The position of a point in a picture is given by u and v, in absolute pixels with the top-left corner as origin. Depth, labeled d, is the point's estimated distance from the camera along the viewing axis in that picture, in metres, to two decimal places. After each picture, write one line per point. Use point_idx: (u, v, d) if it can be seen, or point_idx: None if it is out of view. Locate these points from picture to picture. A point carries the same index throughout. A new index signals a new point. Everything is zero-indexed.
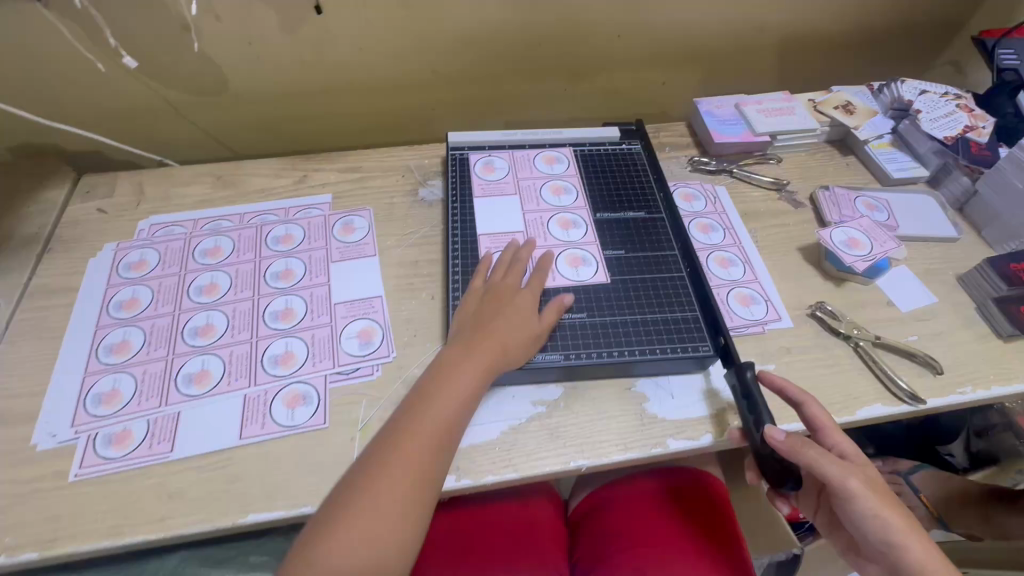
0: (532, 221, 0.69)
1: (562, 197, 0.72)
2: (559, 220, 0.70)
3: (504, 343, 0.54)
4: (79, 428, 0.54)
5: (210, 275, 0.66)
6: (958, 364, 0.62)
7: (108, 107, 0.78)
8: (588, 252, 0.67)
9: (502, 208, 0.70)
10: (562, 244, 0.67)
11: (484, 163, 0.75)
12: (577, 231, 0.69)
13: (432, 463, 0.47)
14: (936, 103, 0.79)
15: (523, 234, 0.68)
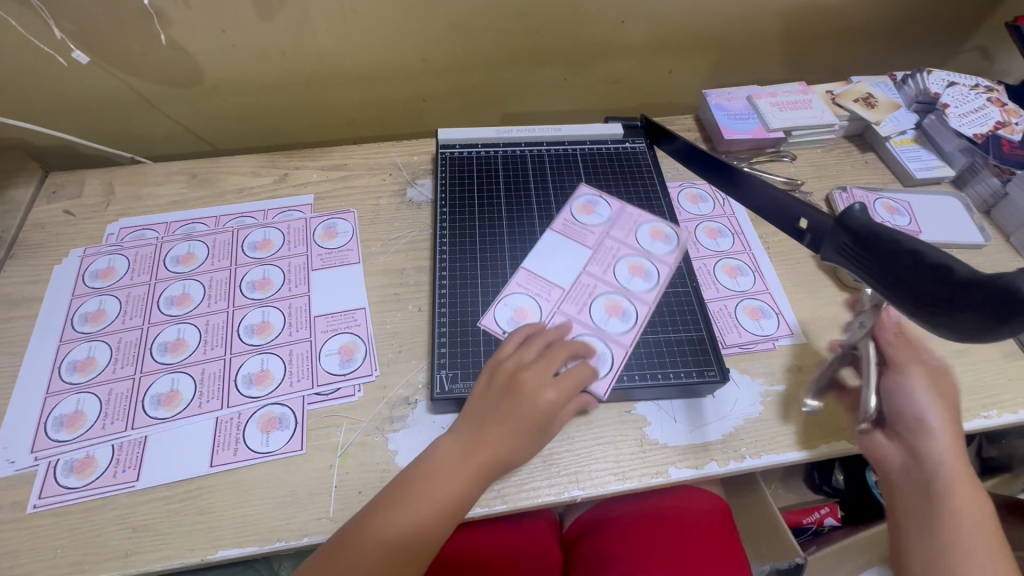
0: (577, 289, 0.60)
1: (635, 280, 0.60)
2: (605, 302, 0.59)
3: (512, 436, 0.47)
4: (39, 454, 0.51)
5: (181, 284, 0.62)
6: (983, 384, 0.58)
7: (75, 100, 0.73)
8: (609, 351, 0.56)
9: (560, 254, 0.62)
10: (590, 328, 0.57)
11: (587, 202, 0.67)
12: (618, 328, 0.57)
13: (437, 524, 0.44)
14: (965, 96, 0.73)
15: (564, 297, 0.59)
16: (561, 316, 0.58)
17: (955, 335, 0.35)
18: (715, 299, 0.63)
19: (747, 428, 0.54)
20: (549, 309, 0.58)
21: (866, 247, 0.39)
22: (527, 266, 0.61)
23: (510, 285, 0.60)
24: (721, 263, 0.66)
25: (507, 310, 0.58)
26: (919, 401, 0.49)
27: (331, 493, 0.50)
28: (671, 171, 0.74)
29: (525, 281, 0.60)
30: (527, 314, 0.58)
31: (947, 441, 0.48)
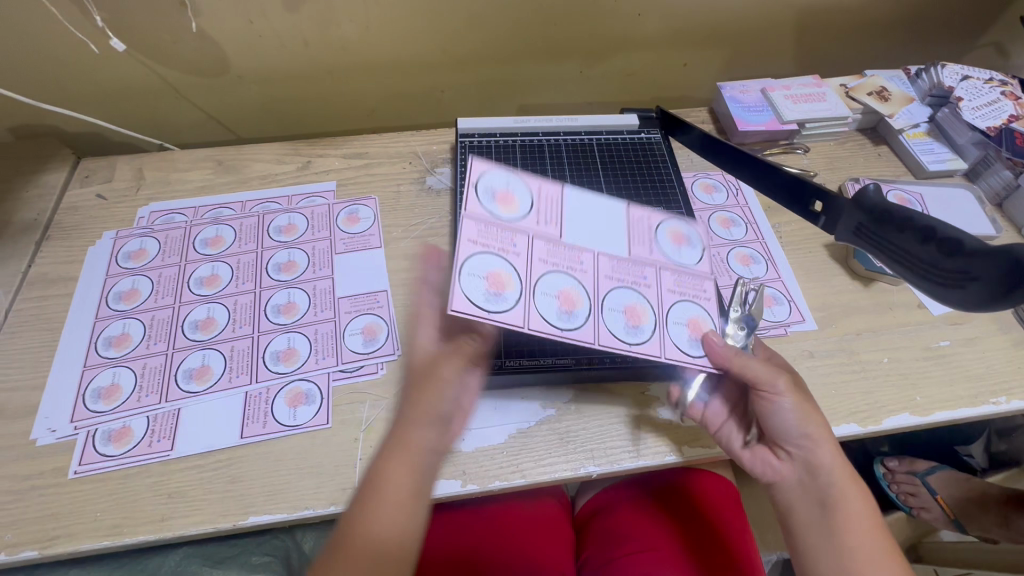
0: (568, 251, 0.47)
1: (619, 315, 0.47)
2: (568, 285, 0.46)
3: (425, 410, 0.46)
4: (78, 424, 0.53)
5: (210, 266, 0.64)
6: (993, 371, 0.59)
7: (106, 88, 0.76)
8: (511, 309, 0.43)
9: (595, 212, 0.49)
10: (524, 284, 0.44)
11: (684, 231, 0.52)
12: (539, 313, 0.44)
13: (395, 523, 0.42)
14: (979, 89, 0.74)
15: (548, 247, 0.46)
16: (525, 238, 0.45)
17: (964, 306, 0.38)
18: (728, 286, 0.64)
19: None
20: (528, 227, 0.45)
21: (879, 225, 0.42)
22: (568, 195, 0.48)
23: (533, 183, 0.47)
24: (734, 251, 0.67)
25: (496, 187, 0.46)
26: (797, 416, 0.48)
27: (356, 464, 0.52)
28: (685, 162, 0.76)
29: (547, 197, 0.47)
30: (510, 208, 0.46)
31: (825, 444, 0.47)
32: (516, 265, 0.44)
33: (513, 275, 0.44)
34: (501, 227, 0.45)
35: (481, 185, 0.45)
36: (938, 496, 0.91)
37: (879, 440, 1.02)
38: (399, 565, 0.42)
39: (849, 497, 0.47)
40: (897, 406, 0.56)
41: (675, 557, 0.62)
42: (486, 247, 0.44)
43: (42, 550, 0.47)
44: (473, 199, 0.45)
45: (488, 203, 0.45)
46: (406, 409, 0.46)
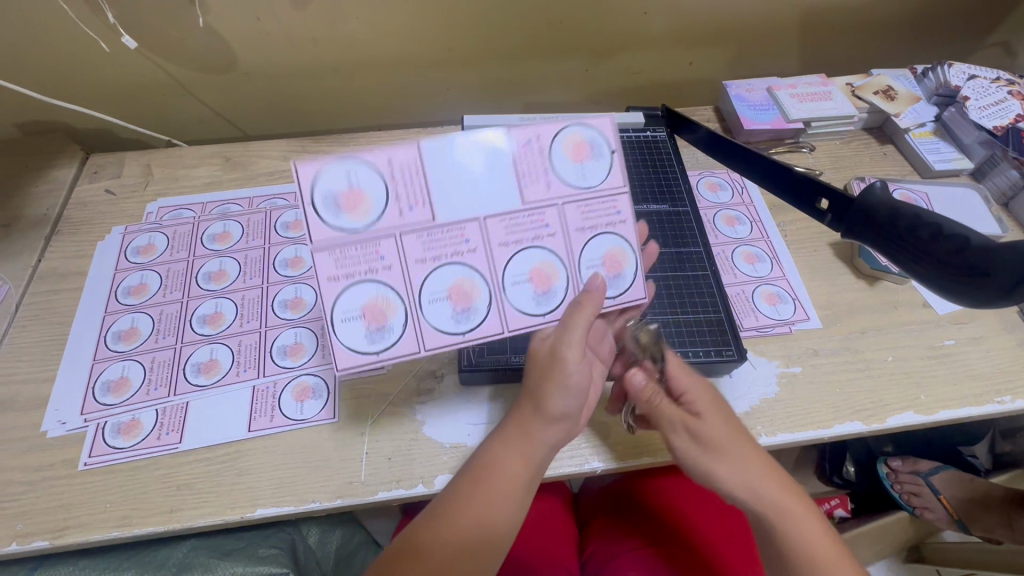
0: (446, 232, 0.45)
1: (525, 286, 0.48)
2: (456, 276, 0.47)
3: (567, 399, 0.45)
4: (88, 416, 0.54)
5: (218, 261, 0.65)
6: (998, 371, 0.58)
7: (114, 84, 0.76)
8: (399, 339, 0.46)
9: (472, 167, 0.45)
10: (410, 299, 0.46)
11: (586, 136, 0.48)
12: (430, 323, 0.46)
13: (493, 515, 0.43)
14: (986, 89, 0.73)
15: (422, 237, 0.45)
16: (391, 240, 0.44)
17: (974, 302, 0.38)
18: (733, 284, 0.65)
19: (763, 408, 0.56)
20: (383, 226, 0.44)
21: (890, 220, 0.42)
22: (428, 156, 0.44)
23: (378, 160, 0.43)
24: (740, 250, 0.68)
25: (342, 183, 0.43)
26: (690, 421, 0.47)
27: (362, 458, 0.52)
28: (690, 161, 0.76)
29: (403, 165, 0.44)
30: (361, 213, 0.43)
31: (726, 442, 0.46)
32: (390, 281, 0.45)
33: (391, 297, 0.45)
34: (359, 244, 0.44)
35: (320, 197, 0.43)
36: (941, 496, 0.91)
37: (882, 440, 1.01)
38: (492, 553, 0.42)
39: (799, 523, 0.44)
40: (901, 405, 0.56)
41: (675, 552, 0.62)
42: (351, 277, 0.44)
43: (53, 541, 0.48)
44: (317, 220, 0.43)
45: (337, 221, 0.43)
46: (532, 388, 0.46)
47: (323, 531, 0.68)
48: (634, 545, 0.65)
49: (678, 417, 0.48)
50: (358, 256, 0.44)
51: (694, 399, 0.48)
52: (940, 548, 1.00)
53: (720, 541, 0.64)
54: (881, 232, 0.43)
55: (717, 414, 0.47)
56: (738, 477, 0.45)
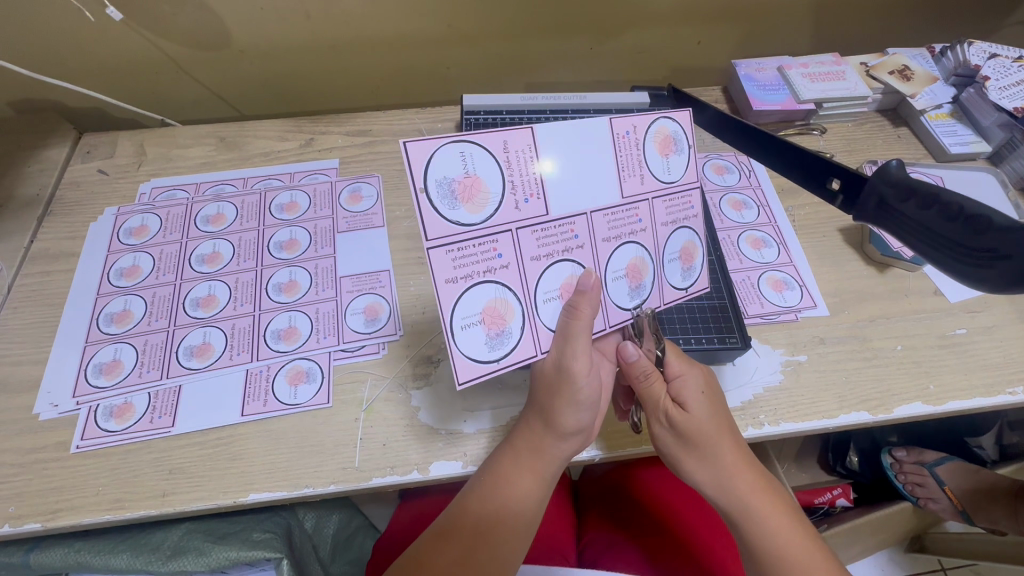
0: (558, 227, 0.43)
1: (620, 282, 0.47)
2: (566, 273, 0.45)
3: (576, 408, 0.45)
4: (80, 399, 0.53)
5: (211, 243, 0.64)
6: (1009, 361, 0.57)
7: (104, 61, 0.74)
8: (518, 342, 0.44)
9: (584, 157, 0.44)
10: (525, 298, 0.44)
11: (670, 130, 0.47)
12: (546, 326, 0.45)
13: (513, 501, 0.45)
14: (1007, 68, 0.70)
15: (536, 232, 0.43)
16: (508, 236, 0.42)
17: (993, 285, 0.36)
18: (738, 270, 0.63)
19: (765, 397, 0.55)
20: (503, 220, 0.42)
21: (907, 197, 0.41)
22: (539, 145, 0.42)
23: (490, 145, 0.41)
24: (746, 235, 0.66)
25: (452, 171, 0.40)
26: (690, 400, 0.46)
27: (356, 444, 0.51)
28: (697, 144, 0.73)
29: (516, 153, 0.42)
30: (477, 205, 0.41)
31: (711, 424, 0.46)
32: (507, 280, 0.43)
33: (510, 300, 0.43)
34: (477, 241, 0.41)
35: (434, 184, 0.39)
36: (945, 487, 0.89)
37: (887, 431, 1.00)
38: (518, 532, 0.45)
39: (768, 520, 0.45)
40: (909, 395, 0.55)
41: (667, 546, 0.62)
42: (470, 277, 0.41)
43: (45, 523, 0.48)
44: (432, 210, 0.39)
45: (453, 212, 0.40)
46: (546, 399, 0.45)
47: (318, 515, 0.67)
48: (622, 533, 0.66)
49: (663, 408, 0.47)
50: (478, 256, 0.41)
51: (686, 394, 0.46)
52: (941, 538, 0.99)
53: (712, 540, 0.63)
54: (899, 208, 0.41)
55: (703, 408, 0.46)
56: (712, 473, 0.46)
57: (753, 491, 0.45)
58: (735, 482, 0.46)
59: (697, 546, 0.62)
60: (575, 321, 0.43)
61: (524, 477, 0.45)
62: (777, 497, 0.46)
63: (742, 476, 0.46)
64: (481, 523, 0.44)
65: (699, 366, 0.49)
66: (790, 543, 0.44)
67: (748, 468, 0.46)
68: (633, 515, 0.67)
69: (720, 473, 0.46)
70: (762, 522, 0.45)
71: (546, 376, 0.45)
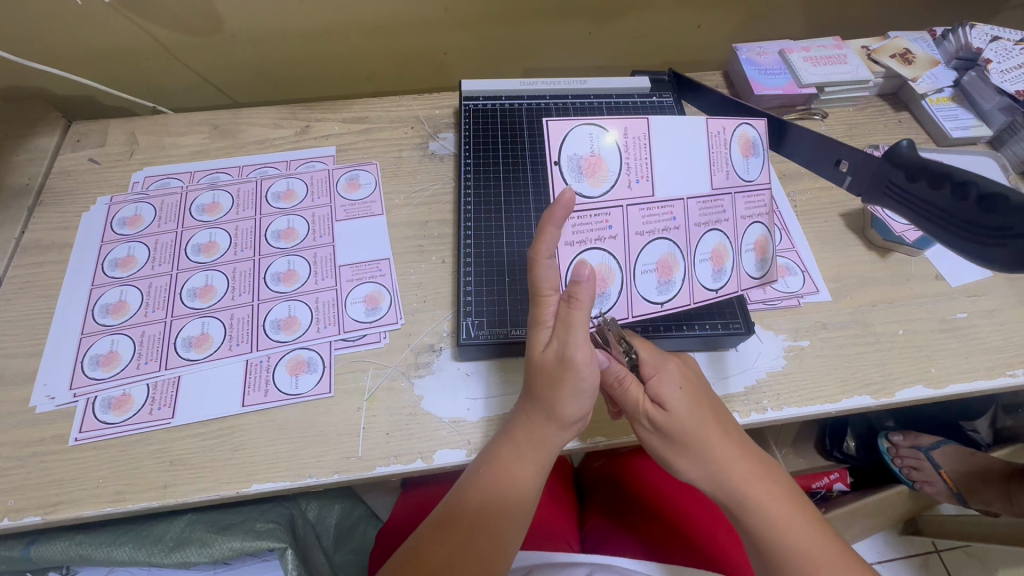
0: (658, 208, 0.46)
1: (699, 263, 0.48)
2: (663, 250, 0.47)
3: (574, 399, 0.43)
4: (77, 391, 0.52)
5: (208, 232, 0.63)
6: (1010, 344, 0.57)
7: (94, 47, 0.72)
8: (614, 303, 0.48)
9: (684, 147, 0.46)
10: (625, 266, 0.47)
11: (750, 135, 0.49)
12: (640, 294, 0.48)
13: (509, 490, 0.45)
14: (1009, 51, 0.70)
15: (642, 209, 0.45)
16: (619, 211, 0.45)
17: (1007, 266, 0.36)
18: None
19: (768, 382, 0.55)
20: (618, 196, 0.45)
21: (916, 177, 0.42)
22: (654, 134, 0.45)
23: (616, 128, 0.45)
24: None
25: (578, 153, 0.45)
26: (674, 396, 0.45)
27: (359, 434, 0.51)
28: None
29: (635, 139, 0.45)
30: (598, 180, 0.45)
31: (696, 422, 0.45)
32: (614, 250, 0.46)
33: (614, 267, 0.46)
34: (595, 211, 0.45)
35: (566, 159, 0.45)
36: (942, 470, 0.90)
37: (884, 415, 1.01)
38: (517, 518, 0.45)
39: (766, 510, 0.44)
40: (911, 378, 0.55)
41: (670, 529, 0.63)
42: (584, 242, 0.45)
43: (45, 516, 0.47)
44: (561, 182, 0.44)
45: (577, 185, 0.45)
46: (547, 394, 0.44)
47: (322, 506, 0.68)
48: (622, 519, 0.66)
49: (645, 409, 0.45)
50: (588, 224, 0.45)
51: (667, 394, 0.45)
52: (935, 520, 1.01)
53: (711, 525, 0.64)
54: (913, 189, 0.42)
55: (685, 403, 0.45)
56: (703, 467, 0.45)
57: (746, 478, 0.45)
58: (729, 475, 0.45)
59: (698, 530, 0.63)
60: (573, 308, 0.41)
61: (522, 470, 0.45)
62: (776, 484, 0.45)
63: (736, 466, 0.45)
64: (480, 512, 0.44)
65: (673, 358, 0.48)
66: (788, 531, 0.43)
67: (742, 455, 0.45)
68: (639, 513, 0.65)
69: (711, 466, 0.45)
70: (762, 512, 0.44)
71: (542, 366, 0.43)
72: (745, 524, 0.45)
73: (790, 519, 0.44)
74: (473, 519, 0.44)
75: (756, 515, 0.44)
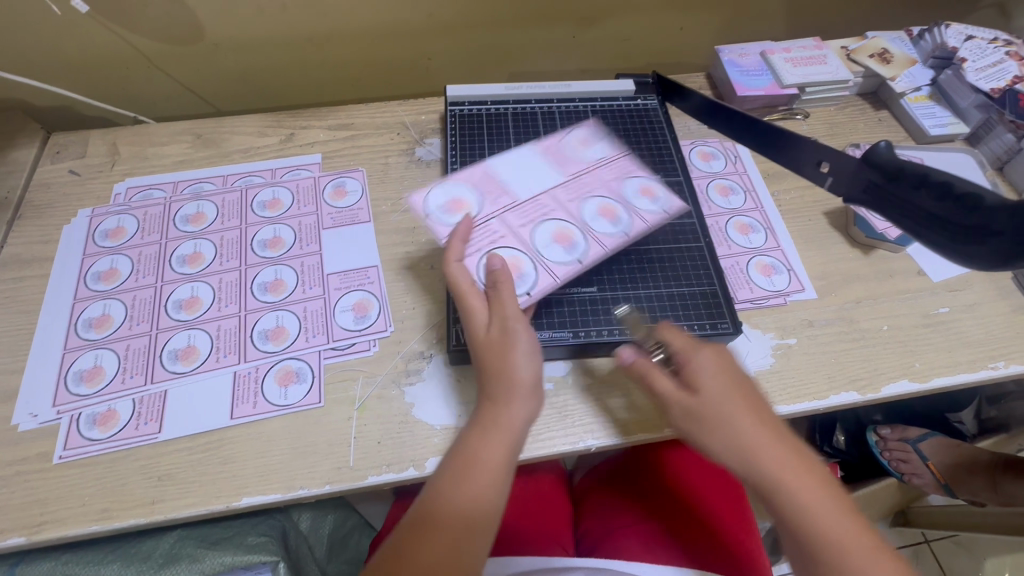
0: (531, 206, 0.58)
1: (596, 222, 0.57)
2: (557, 226, 0.57)
3: (526, 363, 0.45)
4: (61, 408, 0.52)
5: (192, 243, 0.62)
6: (991, 337, 0.58)
7: (72, 57, 0.71)
8: (536, 278, 0.53)
9: (529, 169, 0.61)
10: (528, 249, 0.55)
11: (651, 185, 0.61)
12: (553, 261, 0.54)
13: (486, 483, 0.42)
14: (983, 50, 0.71)
15: (514, 211, 0.57)
16: (497, 223, 0.56)
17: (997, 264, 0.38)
18: (726, 256, 0.63)
19: (757, 381, 0.55)
20: (491, 214, 0.57)
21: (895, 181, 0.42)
22: (496, 173, 0.60)
23: (465, 180, 0.59)
24: (734, 220, 0.66)
25: (444, 200, 0.58)
26: (712, 381, 0.44)
27: (351, 443, 0.51)
28: (681, 130, 0.73)
29: (480, 180, 0.59)
30: (459, 212, 0.57)
31: (733, 405, 0.43)
32: (518, 245, 0.55)
33: (520, 254, 0.54)
34: (482, 226, 0.56)
35: (434, 212, 0.57)
36: (929, 461, 0.92)
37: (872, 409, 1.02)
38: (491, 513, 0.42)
39: (803, 495, 0.41)
40: (896, 373, 0.56)
41: (669, 528, 0.62)
42: (481, 249, 0.54)
43: (29, 537, 0.46)
44: (438, 225, 0.56)
45: (443, 220, 0.56)
46: (493, 365, 0.45)
47: (315, 515, 0.67)
48: (620, 521, 0.65)
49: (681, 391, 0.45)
50: (480, 232, 0.55)
51: (654, 371, 0.46)
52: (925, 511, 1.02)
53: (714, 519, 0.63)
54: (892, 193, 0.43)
55: (721, 387, 0.44)
56: (738, 452, 0.42)
57: (782, 461, 0.42)
58: (766, 460, 0.42)
59: (698, 526, 0.62)
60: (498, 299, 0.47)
61: (499, 460, 0.43)
62: (812, 471, 0.42)
63: (772, 449, 0.42)
64: (456, 512, 0.41)
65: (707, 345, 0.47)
66: (826, 519, 0.40)
67: (778, 442, 0.43)
68: (636, 514, 0.65)
69: (742, 449, 0.42)
70: (798, 498, 0.41)
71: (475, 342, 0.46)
72: (780, 512, 0.41)
73: (823, 507, 0.41)
74: (457, 526, 0.41)
75: (789, 501, 0.41)
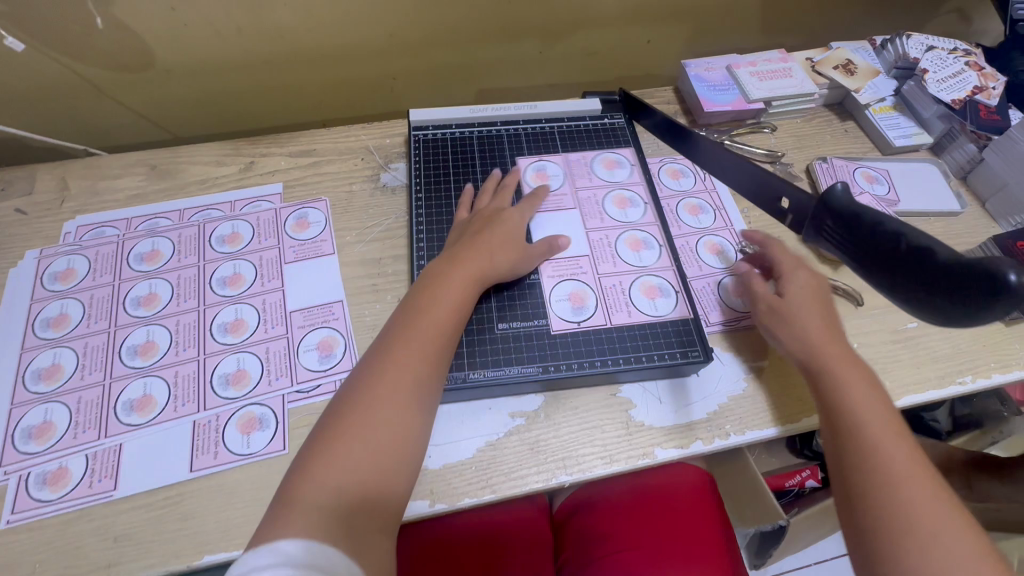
0: (604, 243, 0.62)
1: (626, 210, 0.64)
2: (626, 241, 0.62)
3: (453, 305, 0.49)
4: (9, 468, 0.49)
5: (147, 283, 0.59)
6: (958, 351, 0.59)
7: (14, 90, 0.68)
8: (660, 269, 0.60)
9: (564, 218, 0.63)
10: (635, 271, 0.60)
11: (625, 195, 0.65)
12: (647, 254, 0.61)
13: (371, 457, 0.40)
14: (943, 61, 0.72)
15: (594, 260, 0.61)
16: (610, 284, 0.59)
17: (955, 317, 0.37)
18: (698, 277, 0.63)
19: (731, 407, 0.55)
20: (595, 282, 0.59)
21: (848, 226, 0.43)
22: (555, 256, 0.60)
23: (545, 281, 0.59)
24: (704, 240, 0.65)
25: (565, 304, 0.57)
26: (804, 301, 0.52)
27: None
28: (649, 148, 0.72)
29: (558, 266, 0.60)
30: (582, 299, 0.58)
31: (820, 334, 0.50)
32: (633, 276, 0.60)
33: (654, 278, 0.60)
34: (599, 288, 0.59)
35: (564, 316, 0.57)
36: None
37: None
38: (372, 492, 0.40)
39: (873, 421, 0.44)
40: None
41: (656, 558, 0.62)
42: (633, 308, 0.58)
43: None
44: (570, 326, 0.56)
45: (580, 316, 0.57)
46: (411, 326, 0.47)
47: None
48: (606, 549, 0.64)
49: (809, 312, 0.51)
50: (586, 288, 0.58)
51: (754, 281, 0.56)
52: None
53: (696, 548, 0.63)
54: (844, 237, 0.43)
55: (806, 305, 0.52)
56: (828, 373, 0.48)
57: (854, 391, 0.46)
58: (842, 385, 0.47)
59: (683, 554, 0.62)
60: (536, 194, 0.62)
61: (390, 424, 0.42)
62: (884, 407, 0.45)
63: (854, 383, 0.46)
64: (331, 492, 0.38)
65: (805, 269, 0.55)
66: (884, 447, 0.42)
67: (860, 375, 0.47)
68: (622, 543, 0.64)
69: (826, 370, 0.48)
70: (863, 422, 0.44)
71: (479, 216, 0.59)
72: (846, 437, 0.44)
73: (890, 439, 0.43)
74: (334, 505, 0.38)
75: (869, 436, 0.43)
